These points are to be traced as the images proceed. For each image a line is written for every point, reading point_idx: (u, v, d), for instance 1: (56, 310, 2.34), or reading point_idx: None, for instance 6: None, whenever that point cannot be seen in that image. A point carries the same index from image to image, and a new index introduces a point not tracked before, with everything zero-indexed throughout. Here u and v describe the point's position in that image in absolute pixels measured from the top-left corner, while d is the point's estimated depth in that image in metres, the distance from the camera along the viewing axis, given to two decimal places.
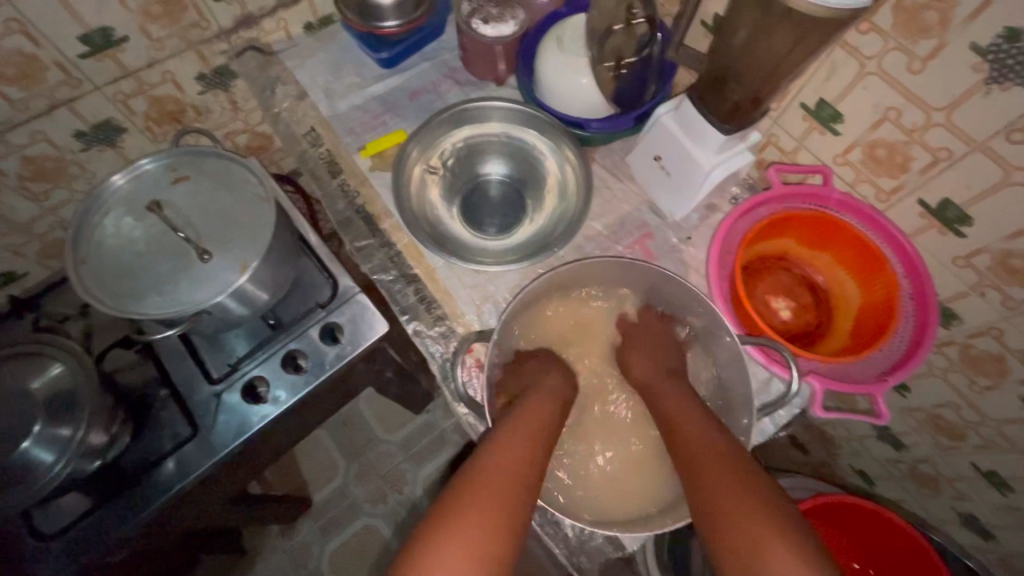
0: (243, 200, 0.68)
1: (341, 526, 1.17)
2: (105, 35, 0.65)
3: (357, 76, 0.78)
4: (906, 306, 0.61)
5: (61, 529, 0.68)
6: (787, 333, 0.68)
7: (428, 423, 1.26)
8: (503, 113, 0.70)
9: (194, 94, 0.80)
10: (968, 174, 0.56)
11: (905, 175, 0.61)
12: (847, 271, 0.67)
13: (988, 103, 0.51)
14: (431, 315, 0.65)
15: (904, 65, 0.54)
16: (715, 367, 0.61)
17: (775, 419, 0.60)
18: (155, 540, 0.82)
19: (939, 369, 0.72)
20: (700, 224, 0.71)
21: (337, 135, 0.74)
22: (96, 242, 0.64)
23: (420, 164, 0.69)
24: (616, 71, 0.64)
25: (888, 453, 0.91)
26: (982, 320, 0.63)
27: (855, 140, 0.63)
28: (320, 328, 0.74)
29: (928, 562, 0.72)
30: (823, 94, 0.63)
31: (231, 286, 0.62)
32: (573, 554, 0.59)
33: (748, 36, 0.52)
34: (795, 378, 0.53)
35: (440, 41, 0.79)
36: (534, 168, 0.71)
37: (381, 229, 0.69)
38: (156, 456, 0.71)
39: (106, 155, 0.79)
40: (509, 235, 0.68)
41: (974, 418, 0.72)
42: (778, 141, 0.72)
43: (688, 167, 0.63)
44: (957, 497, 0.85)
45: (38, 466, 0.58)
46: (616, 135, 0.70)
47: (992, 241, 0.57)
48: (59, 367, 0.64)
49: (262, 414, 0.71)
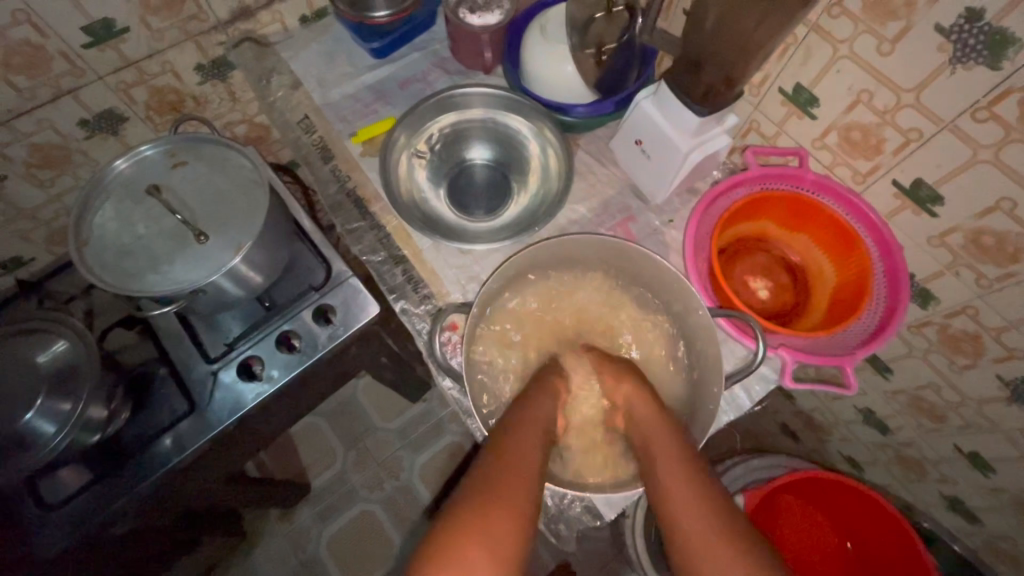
0: (239, 185, 0.70)
1: (339, 511, 1.20)
2: (107, 25, 0.68)
3: (349, 65, 0.80)
4: (879, 283, 0.63)
5: (63, 500, 0.71)
6: (766, 312, 0.69)
7: (424, 411, 1.29)
8: (487, 99, 0.72)
9: (193, 84, 0.82)
10: (938, 154, 0.57)
11: (879, 156, 0.62)
12: (824, 251, 0.69)
13: (954, 83, 0.52)
14: (418, 295, 0.68)
15: (874, 48, 0.56)
16: (692, 342, 0.62)
17: (750, 392, 0.62)
18: (156, 517, 0.84)
19: (919, 350, 0.73)
20: (681, 207, 0.72)
21: (329, 123, 0.76)
22: (98, 224, 0.67)
23: (408, 149, 0.72)
24: (598, 58, 0.66)
25: (874, 438, 0.92)
26: (958, 300, 0.64)
27: (832, 123, 0.65)
28: (313, 309, 0.76)
29: (905, 543, 0.72)
30: (799, 79, 0.64)
31: (225, 266, 0.64)
32: (552, 520, 0.61)
33: (720, 20, 0.53)
34: (763, 348, 0.55)
35: (430, 33, 0.82)
36: (519, 153, 0.73)
37: (371, 212, 0.72)
38: (154, 431, 0.74)
39: (110, 143, 0.82)
40: (494, 216, 0.70)
41: (954, 398, 0.73)
42: (759, 126, 0.73)
43: (666, 149, 0.65)
44: (941, 480, 0.86)
45: (40, 436, 0.61)
46: (600, 120, 0.71)
47: (964, 220, 0.59)
48: (63, 343, 0.66)
49: (257, 391, 0.73)
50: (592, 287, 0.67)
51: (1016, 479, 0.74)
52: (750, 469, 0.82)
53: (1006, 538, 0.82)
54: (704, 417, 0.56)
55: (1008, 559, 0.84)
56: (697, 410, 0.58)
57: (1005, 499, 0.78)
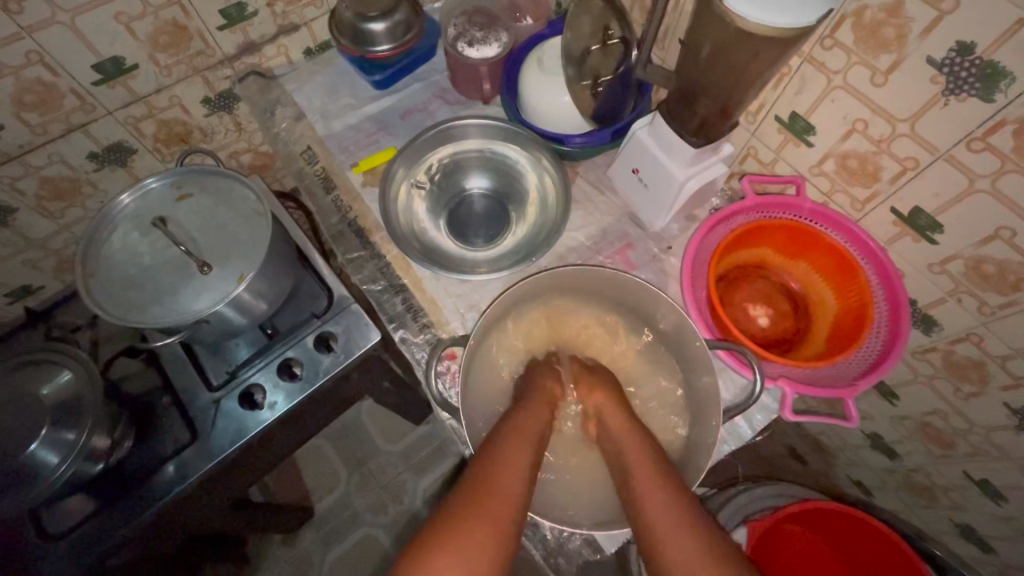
0: (242, 215, 0.71)
1: (342, 535, 1.19)
2: (117, 63, 0.70)
3: (352, 97, 0.82)
4: (880, 312, 0.62)
5: (66, 530, 0.71)
6: (766, 340, 0.69)
7: (427, 433, 1.28)
8: (486, 130, 0.73)
9: (200, 116, 0.84)
10: (935, 183, 0.57)
11: (877, 184, 0.62)
12: (823, 278, 0.69)
13: (948, 113, 0.52)
14: (418, 324, 0.68)
15: (868, 79, 0.56)
16: (693, 374, 0.62)
17: (751, 422, 0.62)
18: (158, 545, 0.85)
19: (924, 376, 0.72)
20: (680, 234, 0.73)
21: (331, 153, 0.78)
22: (105, 256, 0.68)
23: (407, 180, 0.72)
24: (594, 89, 0.66)
25: (882, 463, 0.91)
26: (960, 327, 0.64)
27: (828, 151, 0.65)
28: (314, 336, 0.76)
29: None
30: (795, 107, 0.65)
31: (229, 296, 0.65)
32: (552, 555, 0.61)
33: (711, 55, 0.54)
34: (762, 382, 0.54)
35: (431, 63, 0.83)
36: (517, 184, 0.74)
37: (372, 242, 0.73)
38: (158, 459, 0.74)
39: (118, 175, 0.84)
40: (494, 246, 0.71)
41: (962, 425, 0.72)
42: (757, 153, 0.73)
43: (662, 178, 0.65)
44: (953, 508, 0.84)
45: (43, 467, 0.61)
46: (596, 149, 0.72)
47: (963, 248, 0.58)
48: (67, 374, 0.67)
49: (259, 419, 0.74)
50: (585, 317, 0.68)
51: None
52: (755, 498, 0.81)
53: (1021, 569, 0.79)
54: (704, 450, 0.56)
55: None
56: (698, 442, 0.58)
57: (1019, 528, 0.75)
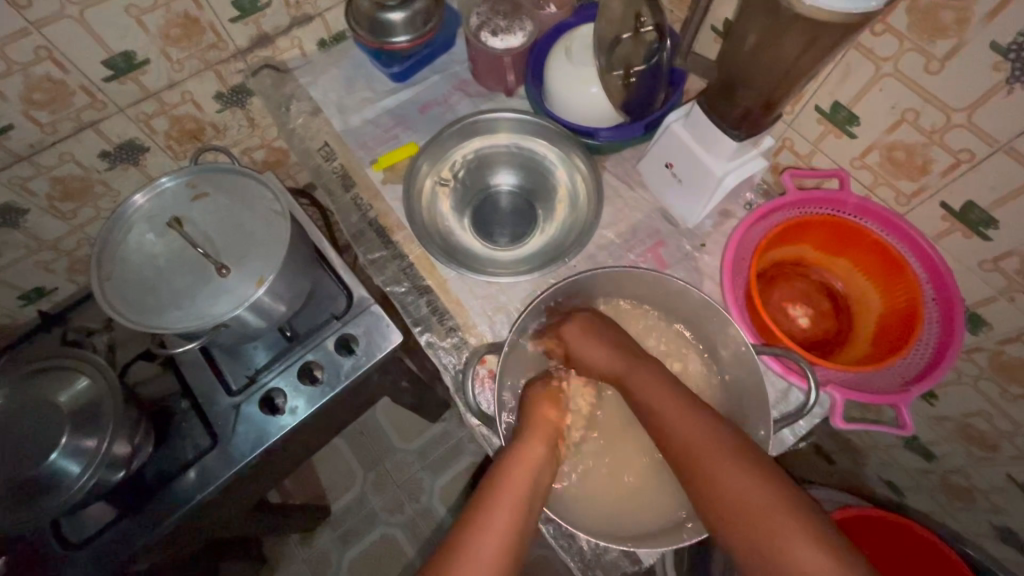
0: (260, 215, 0.69)
1: (359, 534, 1.18)
2: (128, 58, 0.67)
3: (369, 90, 0.79)
4: (930, 313, 0.60)
5: (88, 537, 0.70)
6: (806, 341, 0.66)
7: (443, 432, 1.26)
8: (513, 124, 0.70)
9: (212, 113, 0.82)
10: (993, 177, 0.54)
11: (925, 177, 0.59)
12: (867, 277, 0.66)
13: (1011, 103, 0.49)
14: (444, 327, 0.66)
15: (922, 66, 0.53)
16: (734, 378, 0.60)
17: (794, 429, 0.59)
18: (179, 550, 0.84)
19: (968, 376, 0.70)
20: (714, 230, 0.70)
21: (350, 150, 0.75)
22: (120, 259, 0.66)
23: (431, 177, 0.70)
24: (625, 80, 0.63)
25: (916, 463, 0.88)
26: (1012, 326, 0.61)
27: (873, 143, 0.62)
28: (335, 339, 0.74)
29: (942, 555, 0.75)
30: (837, 97, 0.61)
31: (248, 300, 0.63)
32: (589, 568, 0.58)
33: (757, 43, 0.51)
34: (815, 389, 0.52)
35: (450, 54, 0.80)
36: (544, 180, 0.71)
37: (393, 241, 0.70)
38: (176, 467, 0.72)
39: (130, 174, 0.82)
40: (521, 246, 0.69)
41: (1006, 427, 0.70)
42: (793, 144, 0.70)
43: (699, 174, 0.62)
44: (990, 509, 0.82)
45: (65, 477, 0.60)
46: (626, 143, 0.70)
47: (1020, 245, 0.55)
48: (85, 381, 0.65)
49: (280, 425, 0.72)
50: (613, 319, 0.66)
51: None
52: None
53: None
54: None
55: None
56: None
57: None
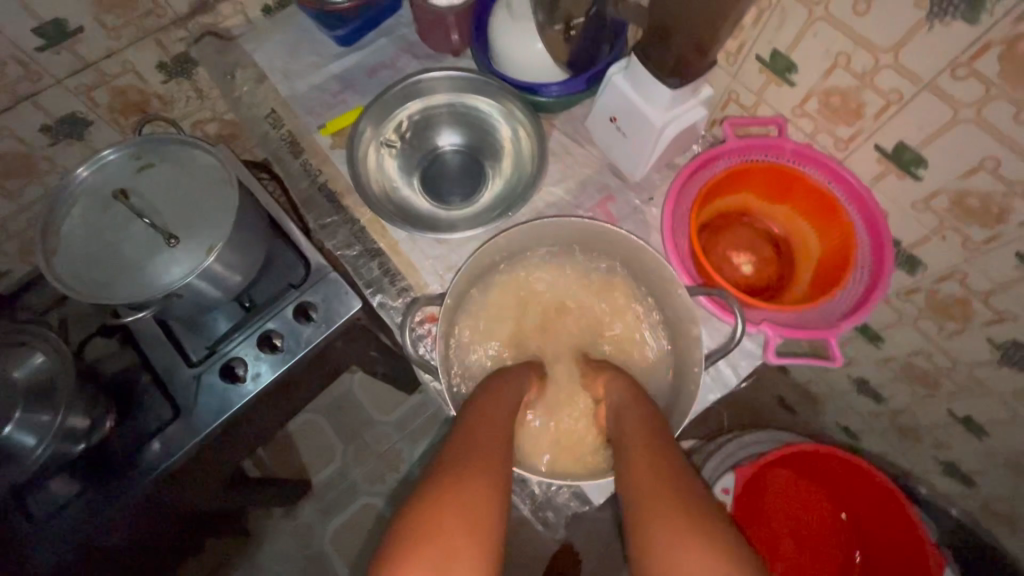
0: (208, 184, 0.68)
1: (341, 506, 1.20)
2: (59, 26, 0.65)
3: (315, 55, 0.77)
4: (863, 253, 0.62)
5: (54, 511, 0.70)
6: (749, 287, 0.68)
7: (421, 402, 1.28)
8: (452, 83, 0.70)
9: (157, 84, 0.80)
10: (920, 116, 0.55)
11: (860, 121, 0.61)
12: (806, 221, 0.68)
13: (932, 39, 0.50)
14: (396, 288, 0.67)
15: (850, 7, 0.54)
16: (674, 322, 0.62)
17: (736, 368, 0.62)
18: (155, 523, 0.85)
19: (909, 318, 0.72)
20: (662, 184, 0.71)
21: (297, 116, 0.74)
22: (66, 232, 0.66)
23: (376, 140, 0.70)
24: (567, 32, 0.65)
25: (868, 407, 0.92)
26: (945, 265, 0.63)
27: (811, 89, 0.62)
28: (293, 306, 0.74)
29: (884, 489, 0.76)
30: (775, 44, 0.62)
31: (198, 268, 0.63)
32: (539, 508, 0.62)
33: None
34: (741, 326, 0.54)
35: (396, 17, 0.79)
36: (491, 138, 0.71)
37: (344, 207, 0.71)
38: (140, 439, 0.73)
39: (76, 149, 0.80)
40: (471, 204, 0.69)
41: (946, 364, 0.73)
42: (738, 96, 0.71)
43: (641, 124, 0.63)
44: (936, 445, 0.86)
45: (22, 449, 0.60)
46: (575, 98, 0.70)
47: (948, 182, 0.57)
48: (40, 357, 0.65)
49: (242, 393, 0.72)
50: (558, 267, 0.67)
51: (1009, 440, 0.73)
52: (743, 445, 0.83)
53: (1002, 499, 0.82)
54: (688, 396, 0.56)
55: (1006, 520, 0.85)
56: (681, 390, 0.58)
57: (1000, 461, 0.77)
